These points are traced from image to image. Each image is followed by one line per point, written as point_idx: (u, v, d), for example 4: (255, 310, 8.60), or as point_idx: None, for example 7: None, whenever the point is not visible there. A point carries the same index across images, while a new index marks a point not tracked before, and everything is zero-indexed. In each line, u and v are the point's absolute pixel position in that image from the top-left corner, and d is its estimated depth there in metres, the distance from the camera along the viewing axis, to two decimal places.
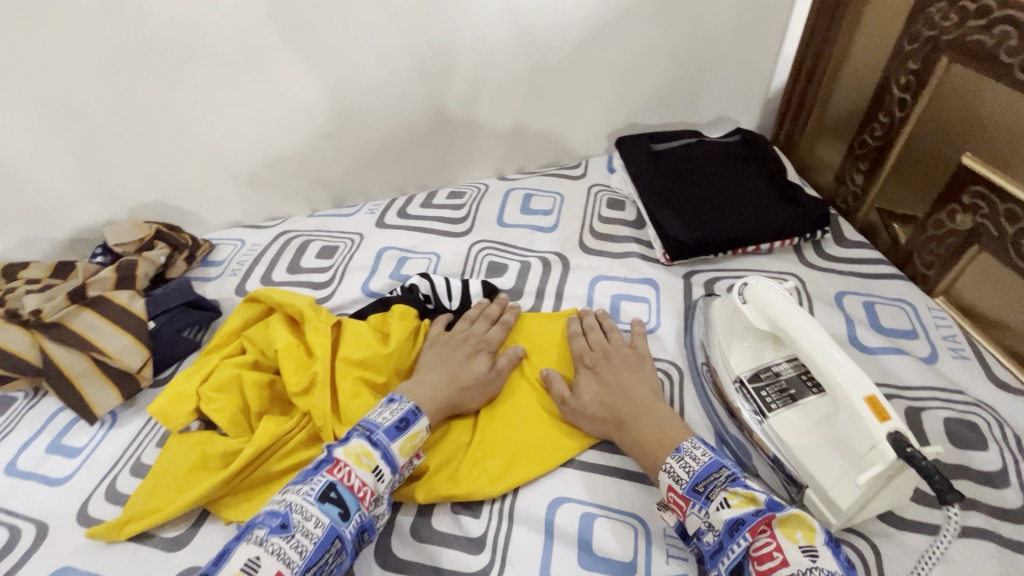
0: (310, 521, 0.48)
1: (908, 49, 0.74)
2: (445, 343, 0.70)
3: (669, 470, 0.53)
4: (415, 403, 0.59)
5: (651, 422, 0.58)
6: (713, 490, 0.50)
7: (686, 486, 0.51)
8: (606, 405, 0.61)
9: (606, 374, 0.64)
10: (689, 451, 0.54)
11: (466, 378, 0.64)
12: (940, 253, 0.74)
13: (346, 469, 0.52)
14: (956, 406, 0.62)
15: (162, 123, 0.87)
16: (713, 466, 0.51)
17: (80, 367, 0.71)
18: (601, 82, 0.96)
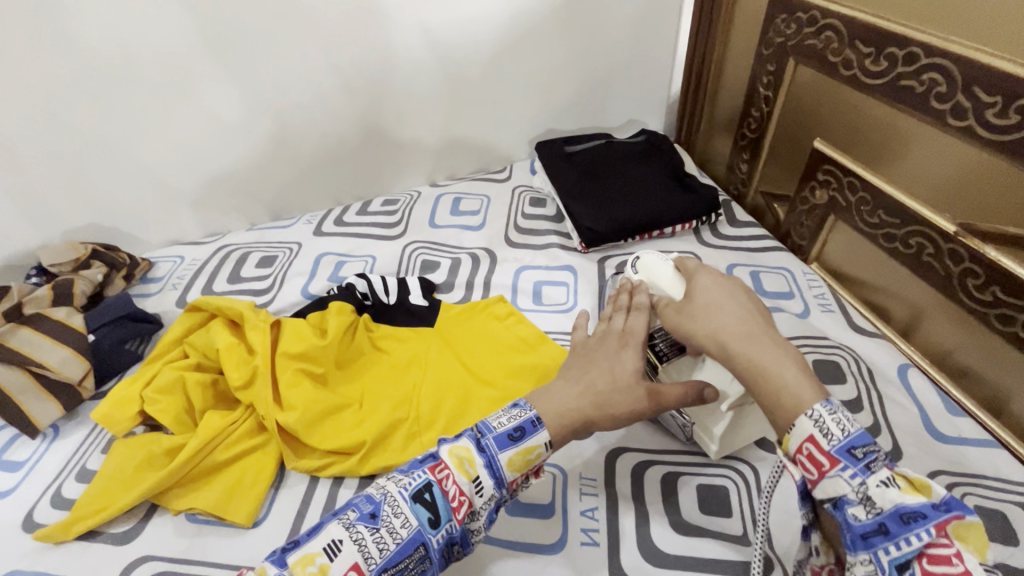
0: (398, 518, 0.46)
1: (766, 54, 0.87)
2: (587, 344, 0.60)
3: (818, 419, 0.42)
4: (537, 412, 0.52)
5: (786, 357, 0.47)
6: (874, 465, 0.41)
7: (837, 445, 0.41)
8: (733, 320, 0.51)
9: (736, 298, 0.54)
10: (839, 409, 0.43)
11: (604, 388, 0.55)
12: (809, 225, 0.86)
13: (447, 471, 0.48)
14: (822, 349, 0.73)
15: (94, 145, 0.90)
16: (870, 436, 0.42)
17: (19, 383, 0.72)
18: (517, 92, 1.06)
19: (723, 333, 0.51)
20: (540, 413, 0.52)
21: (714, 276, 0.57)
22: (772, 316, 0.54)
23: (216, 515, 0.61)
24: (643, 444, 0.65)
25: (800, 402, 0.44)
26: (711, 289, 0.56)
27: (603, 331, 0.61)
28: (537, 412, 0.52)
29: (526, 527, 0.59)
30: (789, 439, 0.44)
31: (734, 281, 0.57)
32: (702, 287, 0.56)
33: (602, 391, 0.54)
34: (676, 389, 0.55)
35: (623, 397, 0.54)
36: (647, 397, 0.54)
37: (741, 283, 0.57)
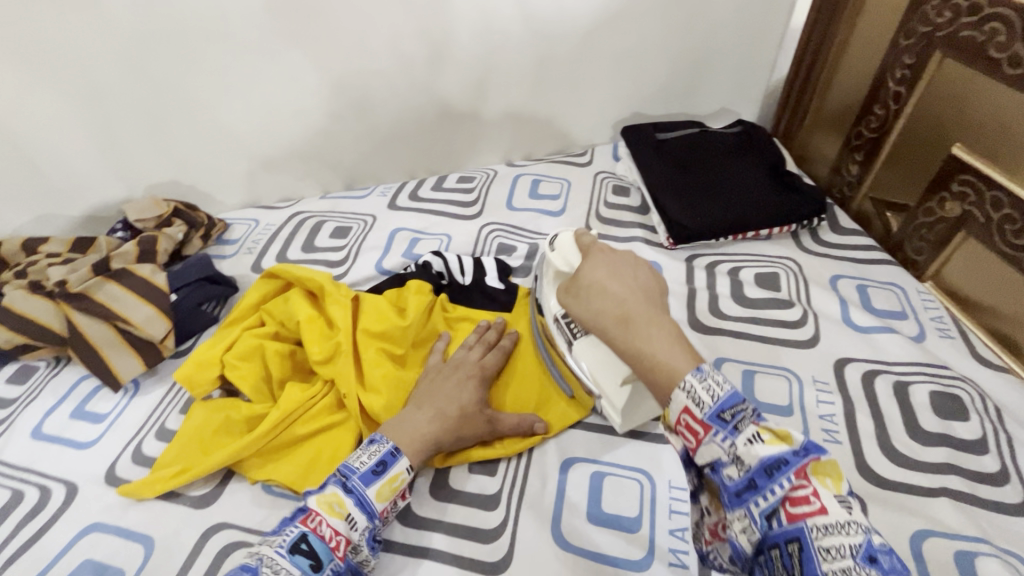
0: (280, 574, 0.46)
1: (903, 45, 0.79)
2: (438, 371, 0.66)
3: (688, 390, 0.45)
4: (394, 442, 0.57)
5: (661, 331, 0.51)
6: (742, 422, 0.43)
7: (708, 412, 0.44)
8: (614, 299, 0.55)
9: (621, 276, 0.58)
10: (711, 375, 0.45)
11: (450, 412, 0.60)
12: (929, 240, 0.78)
13: (318, 519, 0.50)
14: (940, 380, 0.66)
15: (179, 103, 0.89)
16: (738, 397, 0.44)
17: (105, 336, 0.73)
18: (606, 72, 0.99)
19: (607, 314, 0.54)
20: (396, 442, 0.57)
21: (608, 257, 0.61)
22: (654, 288, 0.58)
23: (294, 490, 0.60)
24: None
25: (676, 371, 0.47)
26: (598, 270, 0.59)
27: (456, 361, 0.67)
28: (394, 442, 0.57)
29: (608, 540, 0.56)
30: (670, 412, 0.46)
31: (622, 258, 0.61)
32: (592, 267, 0.59)
33: (449, 417, 0.60)
34: (512, 417, 0.63)
35: (466, 421, 0.61)
36: (483, 422, 0.62)
37: (626, 262, 0.60)
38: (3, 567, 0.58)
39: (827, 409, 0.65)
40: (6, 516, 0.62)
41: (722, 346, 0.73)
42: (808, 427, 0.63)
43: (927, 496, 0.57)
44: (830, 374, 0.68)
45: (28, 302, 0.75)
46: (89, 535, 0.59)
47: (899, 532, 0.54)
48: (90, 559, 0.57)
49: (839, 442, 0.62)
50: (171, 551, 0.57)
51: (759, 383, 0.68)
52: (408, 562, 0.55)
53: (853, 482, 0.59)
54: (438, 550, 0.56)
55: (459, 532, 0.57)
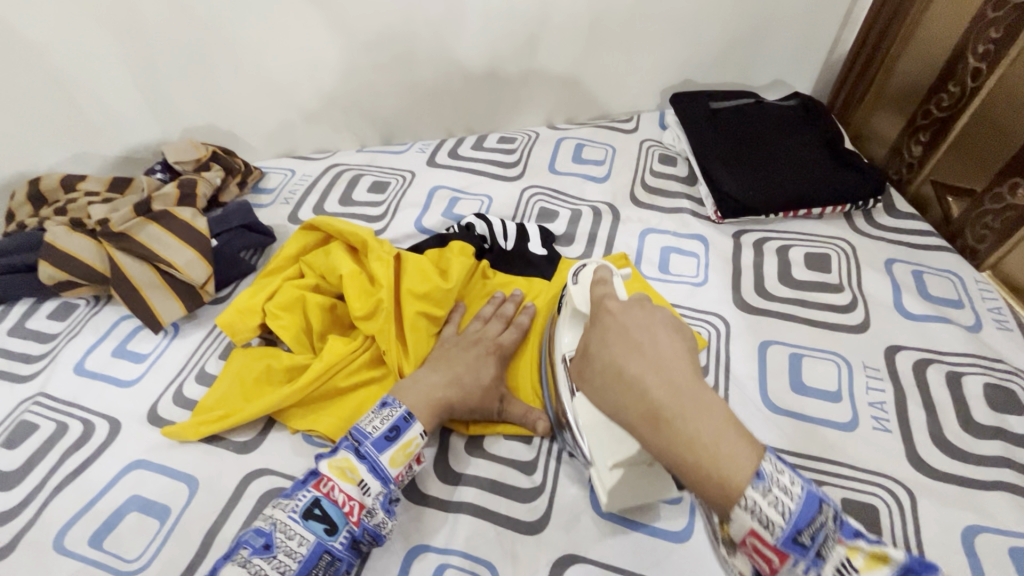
0: (294, 539, 0.48)
1: (991, 17, 0.74)
2: (455, 341, 0.65)
3: (753, 511, 0.37)
4: (408, 408, 0.56)
5: (707, 419, 0.38)
6: (824, 545, 0.38)
7: (781, 537, 0.37)
8: (637, 391, 0.41)
9: (638, 344, 0.43)
10: (775, 479, 0.37)
11: (468, 383, 0.59)
12: (994, 228, 0.76)
13: (330, 484, 0.50)
14: (995, 372, 0.65)
15: (220, 45, 0.86)
16: (815, 506, 0.37)
17: (146, 277, 0.73)
18: (661, 34, 0.94)
19: (631, 409, 0.41)
20: (411, 408, 0.56)
21: (617, 319, 0.46)
22: (681, 348, 0.43)
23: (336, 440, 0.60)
24: (780, 443, 0.60)
25: (730, 480, 0.37)
26: (610, 343, 0.45)
27: (473, 335, 0.65)
28: (408, 408, 0.56)
29: (648, 510, 0.56)
30: (732, 529, 0.39)
31: (633, 315, 0.46)
32: (602, 339, 0.45)
33: (465, 385, 0.59)
34: (520, 405, 0.62)
35: (479, 396, 0.59)
36: (496, 401, 0.60)
37: (635, 317, 0.45)
38: (51, 496, 0.59)
39: (876, 395, 0.64)
40: (52, 447, 0.63)
41: (769, 325, 0.71)
42: (856, 412, 0.62)
43: (977, 487, 0.56)
44: (880, 361, 0.67)
45: (69, 239, 0.75)
46: (135, 471, 0.60)
47: (946, 523, 0.54)
48: (137, 494, 0.58)
49: (888, 429, 0.61)
50: (215, 493, 0.58)
51: (806, 364, 0.67)
52: (449, 518, 0.56)
53: (900, 469, 0.58)
54: (476, 507, 0.56)
55: (498, 492, 0.57)
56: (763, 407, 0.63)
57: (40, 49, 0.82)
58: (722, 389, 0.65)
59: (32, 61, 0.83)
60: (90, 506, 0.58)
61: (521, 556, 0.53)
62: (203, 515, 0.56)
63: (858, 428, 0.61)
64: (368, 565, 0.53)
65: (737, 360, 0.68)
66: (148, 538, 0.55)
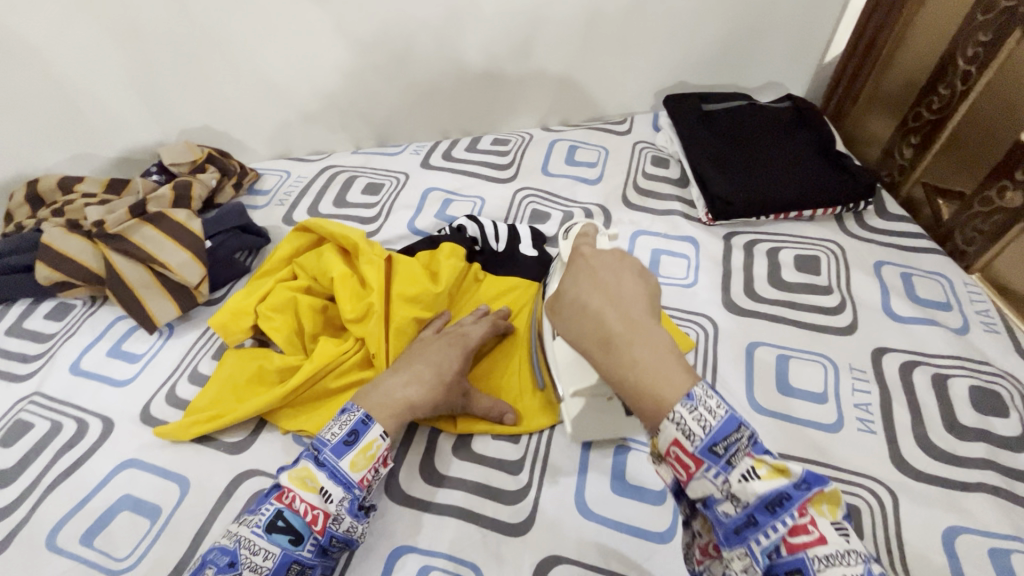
0: (259, 554, 0.48)
1: (980, 20, 0.74)
2: (426, 341, 0.65)
3: (677, 420, 0.38)
4: (366, 410, 0.56)
5: (652, 349, 0.42)
6: (735, 456, 0.38)
7: (699, 445, 0.38)
8: (596, 319, 0.45)
9: (604, 285, 0.47)
10: (703, 401, 0.39)
11: (434, 383, 0.60)
12: (983, 230, 0.76)
13: (291, 495, 0.51)
14: (981, 375, 0.65)
15: (216, 48, 0.87)
16: (734, 423, 0.38)
17: (141, 278, 0.74)
18: (654, 37, 0.94)
19: (588, 336, 0.45)
20: (370, 411, 0.56)
21: (590, 262, 0.50)
22: (643, 293, 0.47)
23: None
24: (765, 444, 0.61)
25: (664, 393, 0.39)
26: (579, 280, 0.49)
27: (444, 330, 0.66)
28: (366, 411, 0.56)
29: (632, 511, 0.56)
30: (657, 441, 0.40)
31: (605, 261, 0.50)
32: (572, 279, 0.49)
33: (430, 384, 0.59)
34: (486, 399, 0.63)
35: (444, 394, 0.60)
36: (460, 396, 0.62)
37: (606, 262, 0.49)
38: (46, 494, 0.60)
39: (862, 397, 0.64)
40: (46, 446, 0.64)
41: (757, 327, 0.72)
42: (841, 414, 0.63)
43: (960, 489, 0.57)
44: (866, 363, 0.67)
45: (66, 241, 0.76)
46: (127, 470, 0.61)
47: (928, 525, 0.54)
48: (129, 493, 0.59)
49: (873, 431, 0.61)
50: (206, 493, 0.59)
51: (793, 366, 0.67)
52: (434, 518, 0.56)
53: (883, 471, 0.58)
54: (461, 509, 0.57)
55: (483, 494, 0.58)
56: (749, 408, 0.64)
57: (39, 52, 0.83)
58: (709, 389, 0.66)
59: (30, 64, 0.84)
60: (83, 504, 0.59)
61: (505, 555, 0.54)
62: (193, 514, 0.57)
63: (843, 430, 0.61)
64: (351, 566, 0.54)
65: (725, 362, 0.68)
66: (139, 536, 0.56)
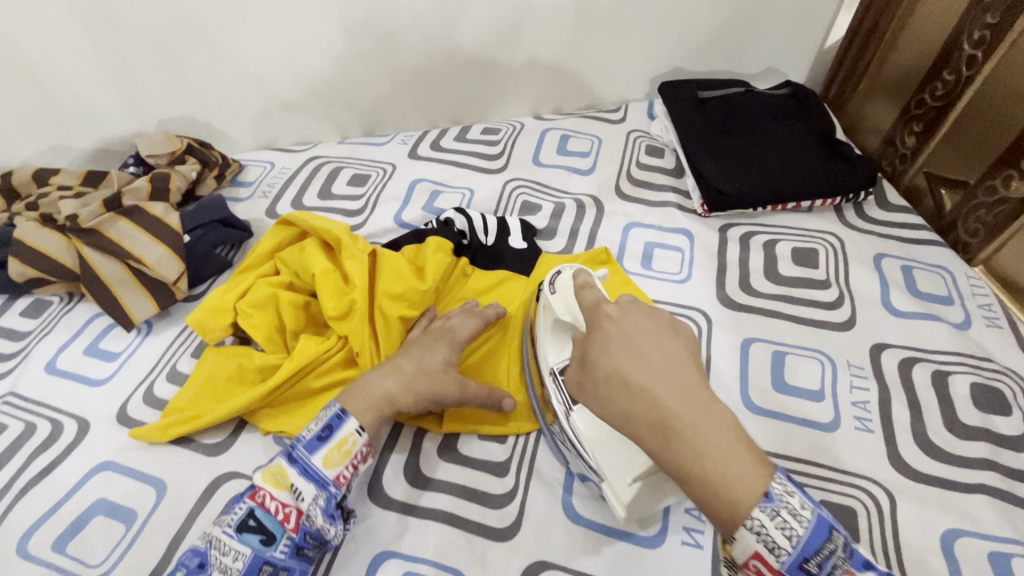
0: (229, 555, 0.47)
1: (988, 1, 0.71)
2: (413, 337, 0.63)
3: (762, 534, 0.36)
4: (342, 404, 0.54)
5: (718, 435, 0.38)
6: (832, 573, 0.36)
7: (788, 562, 0.36)
8: (647, 400, 0.40)
9: (645, 354, 0.42)
10: (784, 501, 0.36)
11: (414, 374, 0.58)
12: (986, 221, 0.74)
13: (262, 493, 0.49)
14: (983, 372, 0.63)
15: (194, 34, 0.84)
16: (826, 533, 0.36)
17: (117, 275, 0.72)
18: (649, 21, 0.90)
19: (640, 421, 0.40)
20: (345, 404, 0.54)
21: (619, 325, 0.44)
22: (687, 357, 0.42)
23: None
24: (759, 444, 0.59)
25: (740, 496, 0.36)
26: (615, 353, 0.43)
27: (430, 327, 0.64)
28: (343, 404, 0.54)
29: (621, 514, 0.54)
30: (733, 548, 0.37)
31: (637, 322, 0.44)
32: (603, 348, 0.44)
33: (408, 374, 0.58)
34: (476, 389, 0.59)
35: (428, 385, 0.57)
36: (447, 385, 0.58)
37: (640, 324, 0.44)
38: (18, 498, 0.58)
39: (860, 395, 0.62)
40: (19, 448, 0.62)
41: (752, 322, 0.70)
42: (838, 412, 0.61)
43: (960, 491, 0.55)
44: (864, 359, 0.65)
45: (39, 235, 0.73)
46: (101, 473, 0.59)
47: (926, 527, 0.53)
48: (103, 497, 0.58)
49: (870, 430, 0.59)
50: (182, 497, 0.57)
51: (789, 363, 0.65)
52: (417, 523, 0.55)
53: (881, 471, 0.56)
54: (445, 513, 0.55)
55: (467, 496, 0.56)
56: (743, 407, 0.62)
57: (9, 39, 0.80)
58: None
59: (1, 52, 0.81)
60: (57, 508, 0.57)
61: (489, 562, 0.52)
62: (169, 518, 0.56)
63: (840, 429, 0.60)
64: (335, 567, 0.53)
65: (719, 359, 0.66)
66: (113, 542, 0.55)
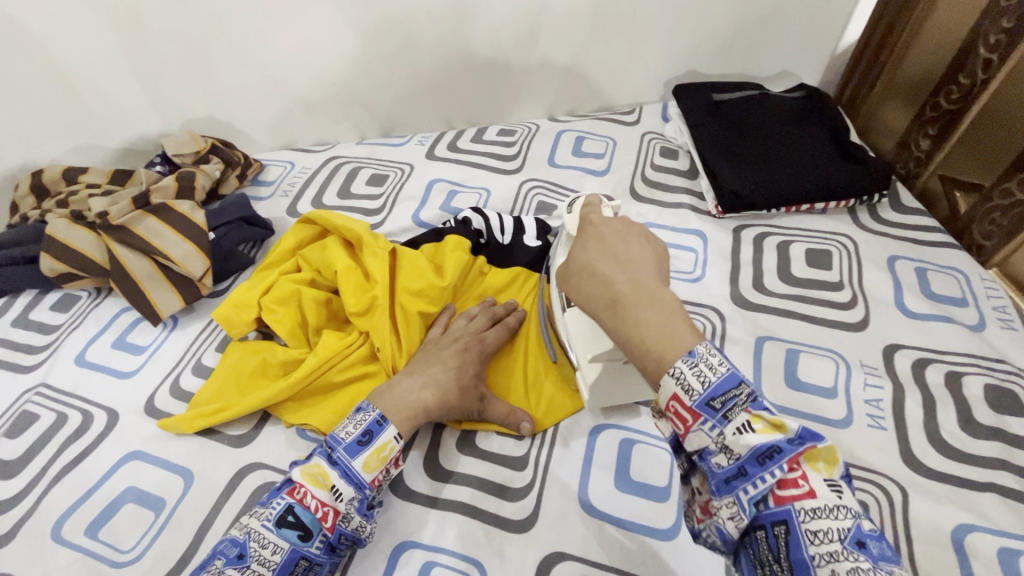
0: (268, 548, 0.48)
1: (1003, 6, 0.72)
2: (437, 341, 0.65)
3: (677, 376, 0.39)
4: (382, 412, 0.56)
5: (659, 311, 0.43)
6: (731, 410, 0.38)
7: (697, 399, 0.39)
8: (606, 284, 0.46)
9: (614, 254, 0.48)
10: (704, 359, 0.39)
11: (448, 384, 0.60)
12: (1001, 225, 0.76)
13: (303, 491, 0.50)
14: (997, 374, 0.63)
15: (219, 38, 0.86)
16: (734, 380, 0.39)
17: (145, 271, 0.74)
18: (665, 23, 0.91)
19: (596, 299, 0.46)
20: (384, 412, 0.56)
21: (600, 231, 0.52)
22: (652, 259, 0.49)
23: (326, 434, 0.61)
24: None
25: (665, 351, 0.41)
26: (591, 250, 0.50)
27: (457, 332, 0.66)
28: (381, 412, 0.56)
29: (636, 507, 0.56)
30: (658, 396, 0.41)
31: (612, 228, 0.52)
32: (584, 247, 0.51)
33: (443, 386, 0.59)
34: (502, 405, 0.62)
35: (458, 395, 0.60)
36: (475, 401, 0.61)
37: (615, 229, 0.52)
38: (51, 485, 0.60)
39: (874, 393, 0.63)
40: (51, 436, 0.64)
41: (765, 322, 0.71)
42: (851, 410, 0.62)
43: (973, 489, 0.56)
44: (878, 359, 0.66)
45: (71, 232, 0.75)
46: (131, 462, 0.61)
47: (938, 523, 0.53)
48: (133, 485, 0.60)
49: (883, 428, 0.60)
50: (208, 486, 0.59)
51: (803, 362, 0.66)
52: (437, 513, 0.56)
53: (894, 469, 0.57)
54: (464, 505, 0.57)
55: (486, 490, 0.58)
56: None
57: (42, 42, 0.83)
58: None
59: (32, 53, 0.84)
60: (89, 495, 0.59)
61: (507, 551, 0.53)
62: (196, 506, 0.57)
63: (853, 427, 0.60)
64: (354, 564, 0.54)
65: (733, 358, 0.67)
66: (143, 529, 0.56)
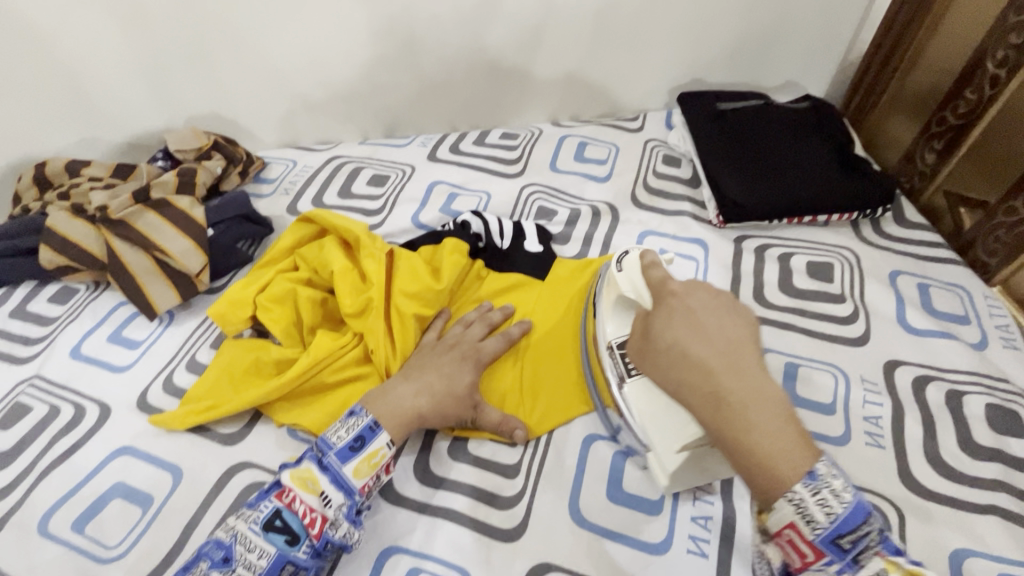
0: (254, 552, 0.48)
1: (1013, 21, 0.72)
2: (432, 347, 0.65)
3: (795, 500, 0.39)
4: (375, 416, 0.56)
5: (769, 415, 0.42)
6: (864, 554, 0.38)
7: (821, 536, 0.39)
8: (703, 371, 0.45)
9: (704, 329, 0.47)
10: (826, 481, 0.39)
11: (443, 390, 0.59)
12: (1006, 242, 0.75)
13: (292, 495, 0.50)
14: (998, 393, 0.62)
15: (222, 33, 0.86)
16: (862, 514, 0.38)
17: (143, 266, 0.74)
18: (671, 29, 0.91)
19: (694, 392, 0.45)
20: (378, 417, 0.56)
21: (682, 300, 0.50)
22: (746, 339, 0.47)
23: (317, 435, 0.61)
24: None
25: (784, 469, 0.40)
26: (675, 323, 0.49)
27: (453, 339, 0.65)
28: (375, 418, 0.56)
29: (627, 520, 0.55)
30: (769, 519, 0.41)
31: (702, 300, 0.50)
32: (665, 320, 0.49)
33: (437, 393, 0.59)
34: (495, 413, 0.61)
35: (453, 402, 0.59)
36: (469, 409, 0.60)
37: (702, 301, 0.50)
38: (40, 478, 0.60)
39: (873, 410, 0.62)
40: (43, 429, 0.64)
41: (764, 334, 0.70)
42: (849, 426, 0.61)
43: (971, 510, 0.55)
44: (878, 375, 0.65)
45: (70, 225, 0.76)
46: (120, 458, 0.61)
47: (933, 545, 0.53)
48: (122, 481, 0.59)
49: (881, 446, 0.59)
50: (197, 484, 0.59)
51: (801, 375, 0.65)
52: (426, 520, 0.56)
53: (890, 488, 0.56)
54: (455, 513, 0.56)
55: (476, 496, 0.57)
56: None
57: (48, 35, 0.83)
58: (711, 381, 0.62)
59: (39, 46, 0.84)
60: (77, 490, 0.59)
61: (494, 561, 0.53)
62: (184, 504, 0.57)
63: (851, 444, 0.59)
64: (340, 565, 0.53)
65: None
66: (130, 525, 0.56)
